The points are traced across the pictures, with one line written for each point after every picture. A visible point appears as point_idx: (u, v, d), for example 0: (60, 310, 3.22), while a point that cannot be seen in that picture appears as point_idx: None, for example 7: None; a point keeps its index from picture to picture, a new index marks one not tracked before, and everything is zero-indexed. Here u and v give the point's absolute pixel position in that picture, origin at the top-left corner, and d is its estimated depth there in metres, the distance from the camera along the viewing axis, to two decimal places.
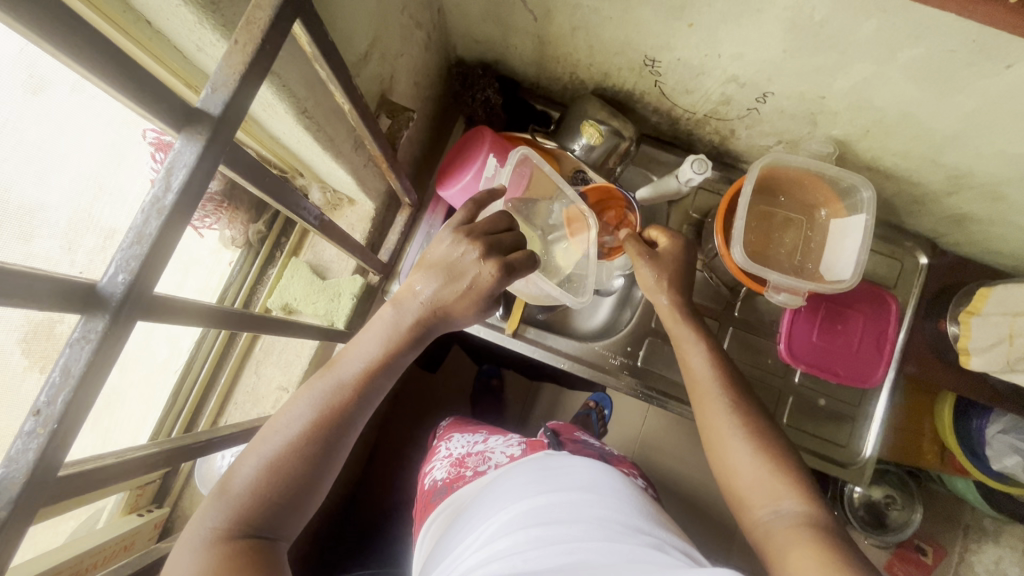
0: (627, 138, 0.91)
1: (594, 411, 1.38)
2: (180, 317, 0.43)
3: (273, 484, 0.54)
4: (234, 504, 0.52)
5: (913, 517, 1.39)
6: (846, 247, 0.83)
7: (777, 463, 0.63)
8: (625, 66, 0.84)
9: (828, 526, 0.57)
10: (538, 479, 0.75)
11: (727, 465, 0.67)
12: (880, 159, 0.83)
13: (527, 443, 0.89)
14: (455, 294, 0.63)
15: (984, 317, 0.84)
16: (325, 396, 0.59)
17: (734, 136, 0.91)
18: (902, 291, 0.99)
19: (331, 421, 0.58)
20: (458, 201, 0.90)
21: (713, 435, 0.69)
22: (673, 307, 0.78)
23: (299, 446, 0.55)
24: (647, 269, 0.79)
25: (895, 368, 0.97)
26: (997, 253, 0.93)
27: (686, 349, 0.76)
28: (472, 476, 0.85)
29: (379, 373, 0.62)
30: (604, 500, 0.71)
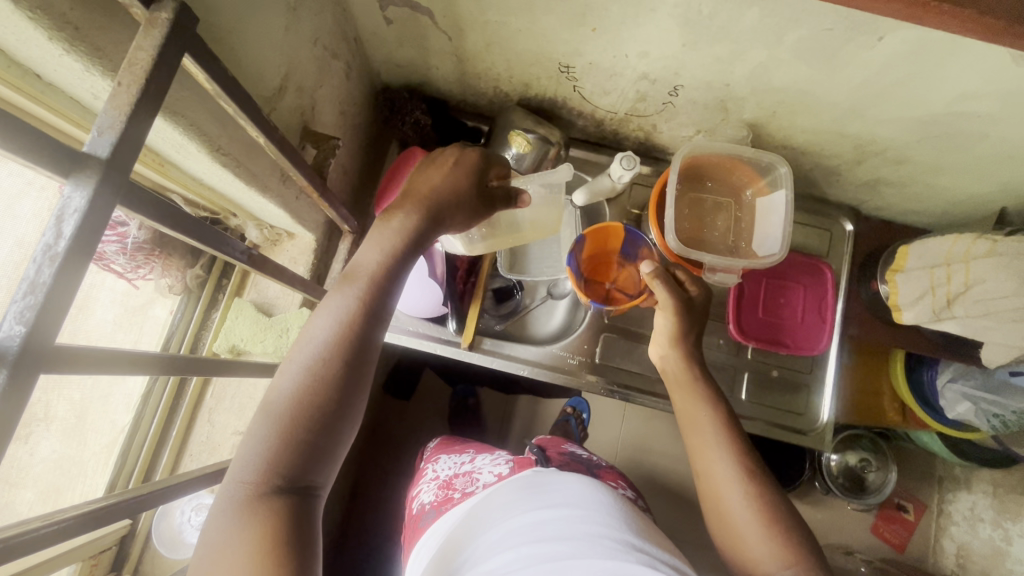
0: (556, 144, 0.93)
1: (573, 417, 1.39)
2: (99, 364, 0.42)
3: (293, 439, 0.50)
4: (264, 447, 0.50)
5: (889, 476, 1.45)
6: (773, 224, 0.87)
7: (780, 528, 0.65)
8: (542, 75, 0.87)
9: None
10: (528, 498, 0.75)
11: (722, 509, 0.70)
12: (792, 137, 0.88)
13: (515, 460, 0.89)
14: (449, 187, 0.65)
15: (908, 273, 0.88)
16: (336, 332, 0.55)
17: (657, 131, 0.95)
18: (835, 259, 1.04)
19: (350, 362, 0.54)
20: None
21: (711, 484, 0.72)
22: (682, 366, 0.80)
23: (318, 386, 0.52)
24: (663, 318, 0.80)
25: (839, 333, 1.02)
26: (914, 211, 0.99)
27: (689, 406, 0.78)
28: (460, 497, 0.84)
29: (377, 307, 0.57)
30: (596, 516, 0.70)
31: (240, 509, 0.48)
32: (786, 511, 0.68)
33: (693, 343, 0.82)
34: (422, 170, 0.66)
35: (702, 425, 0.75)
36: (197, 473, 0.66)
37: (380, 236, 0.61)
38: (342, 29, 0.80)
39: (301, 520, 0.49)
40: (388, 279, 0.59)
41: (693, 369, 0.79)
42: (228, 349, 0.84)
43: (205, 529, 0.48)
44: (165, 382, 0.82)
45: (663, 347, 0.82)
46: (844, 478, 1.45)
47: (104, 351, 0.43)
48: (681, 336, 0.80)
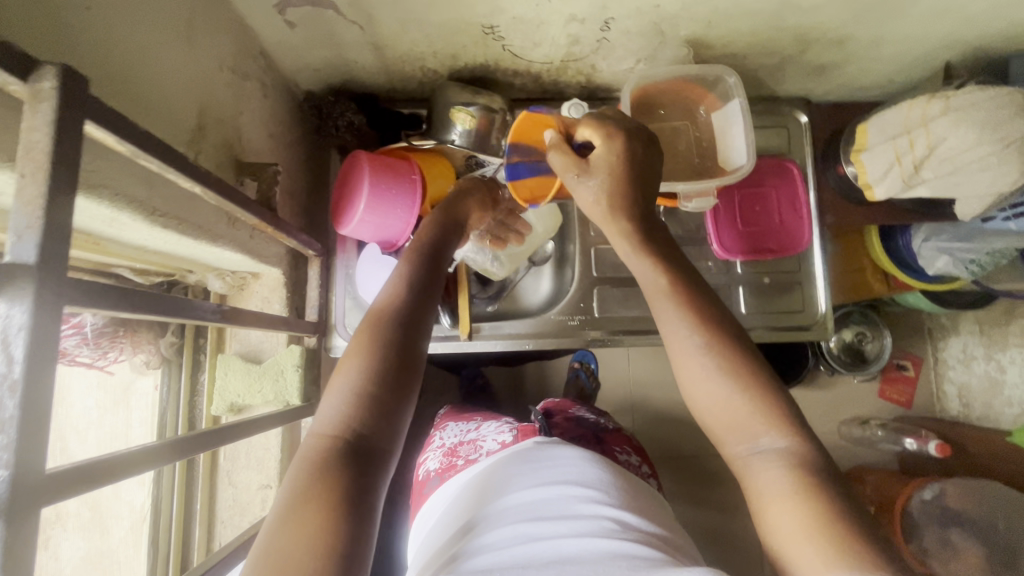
0: (499, 109, 0.89)
1: (583, 370, 1.41)
2: (118, 472, 0.41)
3: (362, 404, 0.54)
4: (337, 415, 0.54)
5: (886, 344, 1.54)
6: (735, 134, 0.86)
7: (754, 389, 0.53)
8: (468, 42, 0.82)
9: (812, 458, 0.50)
10: (530, 467, 0.73)
11: (714, 422, 0.55)
12: (732, 44, 0.86)
13: (518, 428, 0.86)
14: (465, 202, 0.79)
15: (872, 149, 0.89)
16: (383, 317, 0.60)
17: (597, 71, 0.92)
18: (797, 154, 1.04)
19: (404, 341, 0.59)
20: (364, 233, 0.85)
21: (696, 396, 0.56)
22: (634, 253, 0.62)
23: (381, 355, 0.57)
24: (580, 190, 0.64)
25: (819, 224, 1.03)
26: (863, 87, 0.99)
27: (658, 306, 0.59)
28: (463, 464, 0.84)
29: (421, 295, 0.64)
30: (597, 492, 0.68)
31: (308, 465, 0.51)
32: (792, 414, 0.53)
33: (636, 203, 0.63)
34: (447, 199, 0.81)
35: (673, 322, 0.57)
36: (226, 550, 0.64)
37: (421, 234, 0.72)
38: (245, 45, 0.73)
39: (359, 483, 0.51)
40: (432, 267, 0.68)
41: (643, 247, 0.61)
42: (226, 409, 0.80)
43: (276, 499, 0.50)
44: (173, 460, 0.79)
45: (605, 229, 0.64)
46: (844, 353, 1.56)
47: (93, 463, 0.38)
48: (617, 215, 0.62)
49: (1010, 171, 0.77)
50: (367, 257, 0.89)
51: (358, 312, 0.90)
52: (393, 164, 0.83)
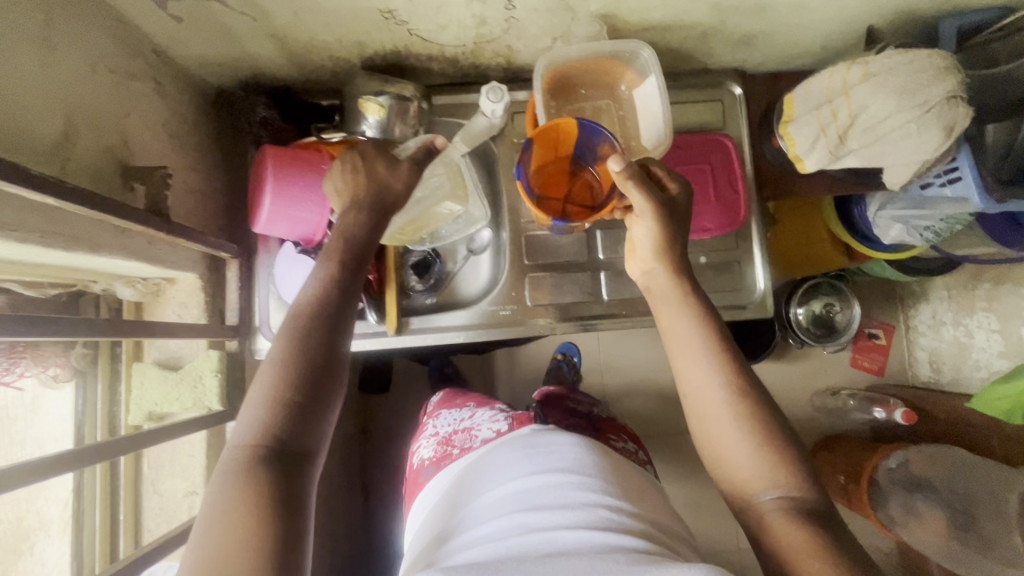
0: (413, 97, 0.85)
1: (564, 362, 1.47)
2: None
3: (285, 410, 0.55)
4: (258, 421, 0.54)
5: (853, 315, 1.53)
6: (653, 113, 0.83)
7: (770, 443, 0.60)
8: (370, 28, 0.79)
9: (814, 510, 0.57)
10: (521, 458, 0.74)
11: (713, 440, 0.63)
12: (648, 17, 0.82)
13: (512, 416, 0.90)
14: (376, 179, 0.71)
15: (799, 120, 0.85)
16: (310, 322, 0.60)
17: (515, 52, 0.88)
18: (733, 128, 1.01)
19: (326, 348, 0.59)
20: (275, 231, 0.84)
21: (713, 439, 0.63)
22: (685, 317, 0.68)
23: (301, 360, 0.57)
24: (644, 228, 0.71)
25: (756, 200, 1.01)
26: (797, 54, 0.96)
27: (682, 327, 0.68)
28: (459, 454, 0.89)
29: (346, 294, 0.64)
30: (584, 479, 0.70)
31: (234, 477, 0.51)
32: (804, 471, 0.60)
33: (680, 256, 0.72)
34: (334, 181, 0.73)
35: (689, 343, 0.66)
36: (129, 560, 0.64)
37: (346, 220, 0.69)
38: (129, 44, 0.70)
39: (287, 487, 0.52)
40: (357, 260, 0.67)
41: (684, 286, 0.70)
42: (145, 417, 0.79)
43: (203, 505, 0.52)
44: (93, 470, 0.78)
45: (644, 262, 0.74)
46: (812, 326, 1.61)
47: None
48: (684, 287, 0.70)
49: (931, 137, 0.74)
50: (286, 256, 0.87)
51: (281, 312, 0.88)
52: (297, 157, 0.82)
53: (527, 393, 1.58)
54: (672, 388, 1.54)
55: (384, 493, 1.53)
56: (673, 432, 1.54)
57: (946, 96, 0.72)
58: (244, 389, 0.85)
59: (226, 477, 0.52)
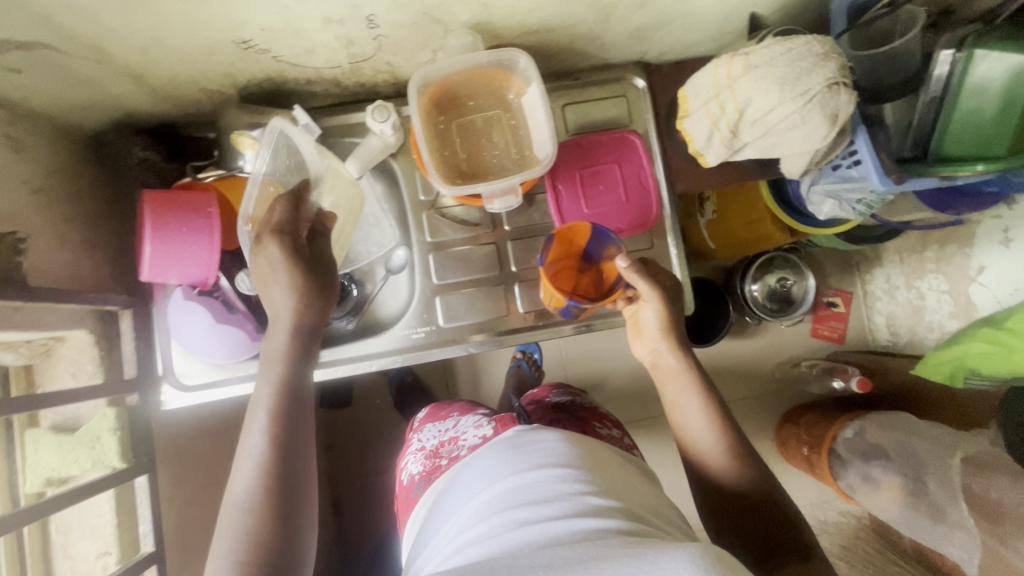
0: (290, 125, 0.82)
1: (524, 360, 1.45)
2: None
3: (265, 516, 0.59)
4: (242, 532, 0.59)
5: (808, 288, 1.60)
6: (540, 121, 0.80)
7: (739, 456, 0.74)
8: (232, 59, 0.75)
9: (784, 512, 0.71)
10: (496, 464, 0.74)
11: (706, 466, 0.75)
12: (527, 21, 0.79)
13: (497, 420, 0.90)
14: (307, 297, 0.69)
15: (693, 116, 0.82)
16: (278, 423, 0.64)
17: (398, 67, 0.85)
18: (640, 123, 0.98)
19: (294, 435, 0.65)
20: (161, 277, 0.80)
21: (703, 459, 0.76)
22: (683, 374, 0.80)
23: (272, 472, 0.61)
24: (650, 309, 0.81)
25: (669, 194, 0.98)
26: (697, 40, 0.93)
27: (686, 395, 0.79)
28: (446, 463, 0.89)
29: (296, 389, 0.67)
30: (568, 472, 0.68)
31: None
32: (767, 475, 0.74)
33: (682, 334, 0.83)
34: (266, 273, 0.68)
35: (698, 414, 0.77)
36: None
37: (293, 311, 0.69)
38: None
39: None
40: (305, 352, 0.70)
41: (686, 361, 0.81)
42: (45, 484, 0.77)
43: None
44: None
45: (644, 341, 0.84)
46: (770, 302, 1.67)
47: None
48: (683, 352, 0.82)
49: (816, 127, 0.72)
50: (178, 301, 0.84)
51: (186, 355, 0.87)
52: (177, 199, 0.78)
53: (486, 396, 1.57)
54: (629, 378, 1.53)
55: (352, 511, 1.53)
56: (634, 422, 1.54)
57: (826, 84, 0.70)
58: (151, 441, 0.83)
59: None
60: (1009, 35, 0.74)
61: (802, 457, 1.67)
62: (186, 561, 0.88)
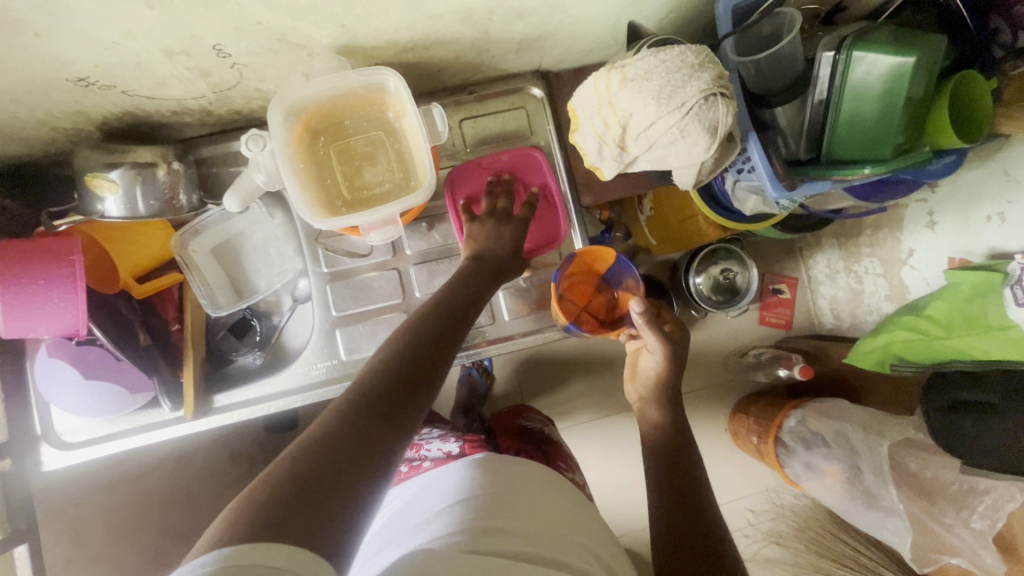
0: (156, 162, 0.77)
1: (475, 367, 1.37)
2: None
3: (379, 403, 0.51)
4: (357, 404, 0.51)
5: (750, 276, 1.59)
6: (420, 143, 0.76)
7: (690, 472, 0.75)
8: (74, 97, 0.69)
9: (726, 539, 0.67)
10: (468, 476, 0.73)
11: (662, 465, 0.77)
12: (397, 40, 0.75)
13: (463, 437, 0.87)
14: (496, 248, 0.80)
15: (581, 129, 0.80)
16: (412, 358, 0.58)
17: (270, 92, 0.80)
18: (541, 134, 0.95)
19: (404, 386, 0.55)
20: (18, 334, 0.75)
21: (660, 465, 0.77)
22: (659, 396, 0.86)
23: (398, 377, 0.55)
24: (649, 357, 0.89)
25: (575, 206, 0.96)
26: (590, 47, 0.90)
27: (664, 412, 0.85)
28: (408, 473, 0.86)
29: (404, 359, 0.57)
30: (531, 496, 0.71)
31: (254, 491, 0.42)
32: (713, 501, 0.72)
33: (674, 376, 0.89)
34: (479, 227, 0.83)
35: (660, 416, 0.85)
36: None
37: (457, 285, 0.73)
38: None
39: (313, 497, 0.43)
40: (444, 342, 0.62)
41: (668, 389, 0.87)
42: None
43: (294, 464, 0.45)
44: None
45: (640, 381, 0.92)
46: (716, 293, 1.62)
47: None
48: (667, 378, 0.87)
49: (697, 140, 0.70)
50: (44, 356, 0.78)
51: (64, 413, 0.82)
52: (33, 251, 0.73)
53: None
54: None
55: None
56: None
57: (702, 96, 0.67)
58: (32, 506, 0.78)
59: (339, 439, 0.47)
60: (893, 36, 0.72)
61: (752, 446, 1.60)
62: None
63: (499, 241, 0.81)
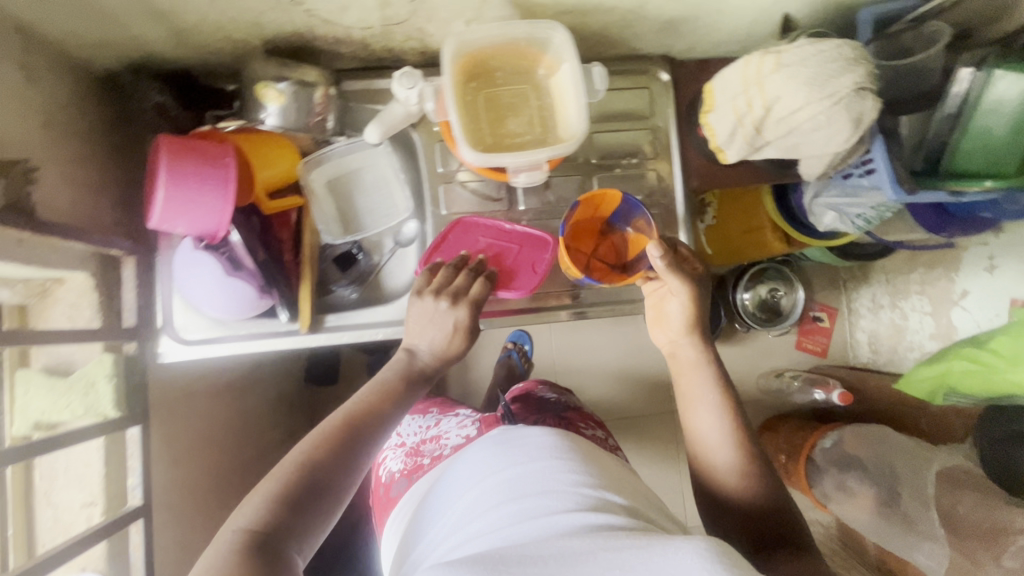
0: (317, 82, 0.81)
1: (515, 351, 1.45)
2: None
3: (289, 505, 0.56)
4: (268, 509, 0.55)
5: (797, 297, 1.70)
6: (569, 99, 0.80)
7: (745, 449, 0.72)
8: (261, 7, 0.73)
9: (779, 506, 0.68)
10: (494, 460, 0.73)
11: (711, 453, 0.73)
12: (562, 1, 0.79)
13: (480, 421, 0.96)
14: (430, 355, 0.79)
15: (718, 110, 0.84)
16: (327, 451, 0.62)
17: (428, 34, 0.84)
18: (660, 116, 0.99)
19: (316, 483, 0.59)
20: (167, 225, 0.78)
21: (702, 441, 0.74)
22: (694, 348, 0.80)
23: (315, 476, 0.59)
24: (675, 303, 0.81)
25: (683, 189, 0.99)
26: (723, 39, 0.95)
27: (703, 394, 0.76)
28: (429, 464, 0.90)
29: (335, 450, 0.62)
30: (560, 463, 0.68)
31: None
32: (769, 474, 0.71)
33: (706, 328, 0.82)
34: (414, 310, 0.80)
35: (699, 396, 0.76)
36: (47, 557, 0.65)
37: (383, 380, 0.74)
38: None
39: None
40: (362, 432, 0.66)
41: (708, 354, 0.79)
42: (33, 427, 0.74)
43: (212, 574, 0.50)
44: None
45: (677, 339, 0.81)
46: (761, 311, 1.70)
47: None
48: (694, 329, 0.80)
49: (840, 129, 0.74)
50: (184, 252, 0.82)
51: (189, 309, 0.86)
52: (193, 148, 0.76)
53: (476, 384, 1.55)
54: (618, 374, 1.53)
55: None
56: (619, 418, 1.55)
57: (854, 88, 0.71)
58: (145, 391, 0.81)
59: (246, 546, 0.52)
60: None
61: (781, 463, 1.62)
62: (164, 517, 0.85)
63: (442, 339, 0.79)
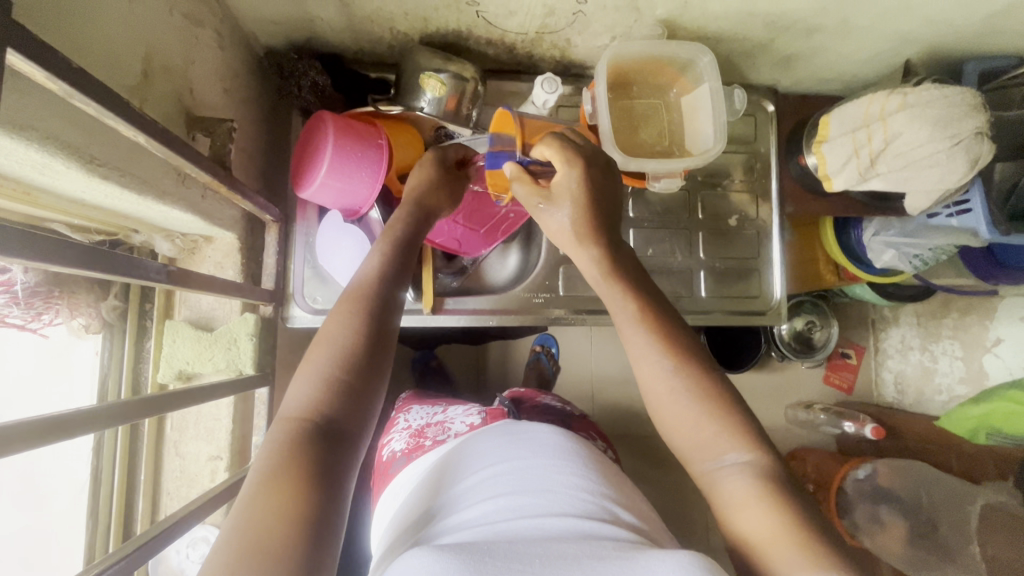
0: (470, 79, 0.87)
1: (543, 353, 1.41)
2: (86, 425, 0.48)
3: (333, 389, 0.54)
4: (310, 400, 0.53)
5: (832, 331, 1.53)
6: (704, 118, 0.86)
7: (714, 404, 0.56)
8: (438, 6, 0.78)
9: (780, 474, 0.53)
10: (491, 450, 0.62)
11: (662, 413, 0.58)
12: (705, 27, 0.85)
13: (487, 410, 0.79)
14: (423, 198, 0.74)
15: (832, 141, 0.91)
16: (362, 319, 0.58)
17: (572, 45, 0.90)
18: (762, 142, 1.06)
19: (354, 360, 0.56)
20: (322, 198, 0.81)
21: (662, 412, 0.58)
22: (603, 278, 0.64)
23: (352, 356, 0.56)
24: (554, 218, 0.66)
25: (778, 213, 1.05)
26: (830, 78, 1.02)
27: (622, 325, 0.62)
28: (431, 445, 0.75)
29: (375, 323, 0.59)
30: (570, 462, 0.58)
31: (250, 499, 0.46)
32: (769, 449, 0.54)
33: (612, 235, 0.66)
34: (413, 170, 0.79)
35: (638, 339, 0.60)
36: (199, 501, 0.68)
37: (379, 245, 0.67)
38: None
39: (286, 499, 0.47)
40: (387, 305, 0.61)
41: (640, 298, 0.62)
42: (175, 376, 0.79)
43: (251, 474, 0.48)
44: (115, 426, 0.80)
45: (574, 252, 0.66)
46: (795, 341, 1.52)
47: (56, 414, 0.45)
48: (586, 240, 0.64)
49: (957, 167, 0.80)
50: (329, 226, 0.87)
51: (318, 281, 0.88)
52: (357, 126, 0.79)
53: None
54: None
55: None
56: None
57: (975, 131, 0.78)
58: (273, 355, 0.85)
59: (277, 447, 0.50)
60: None
61: None
62: None
63: (438, 191, 0.76)
